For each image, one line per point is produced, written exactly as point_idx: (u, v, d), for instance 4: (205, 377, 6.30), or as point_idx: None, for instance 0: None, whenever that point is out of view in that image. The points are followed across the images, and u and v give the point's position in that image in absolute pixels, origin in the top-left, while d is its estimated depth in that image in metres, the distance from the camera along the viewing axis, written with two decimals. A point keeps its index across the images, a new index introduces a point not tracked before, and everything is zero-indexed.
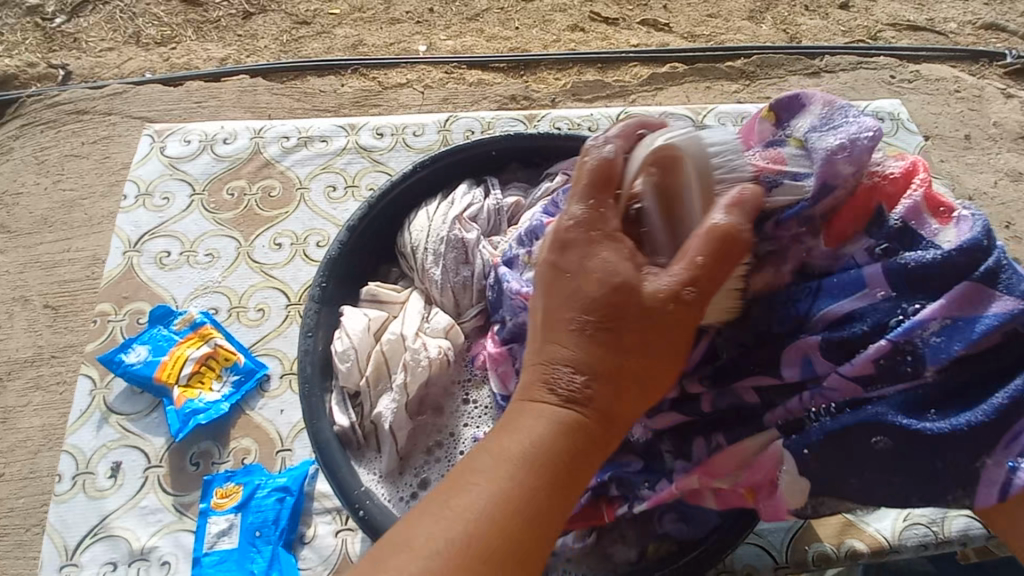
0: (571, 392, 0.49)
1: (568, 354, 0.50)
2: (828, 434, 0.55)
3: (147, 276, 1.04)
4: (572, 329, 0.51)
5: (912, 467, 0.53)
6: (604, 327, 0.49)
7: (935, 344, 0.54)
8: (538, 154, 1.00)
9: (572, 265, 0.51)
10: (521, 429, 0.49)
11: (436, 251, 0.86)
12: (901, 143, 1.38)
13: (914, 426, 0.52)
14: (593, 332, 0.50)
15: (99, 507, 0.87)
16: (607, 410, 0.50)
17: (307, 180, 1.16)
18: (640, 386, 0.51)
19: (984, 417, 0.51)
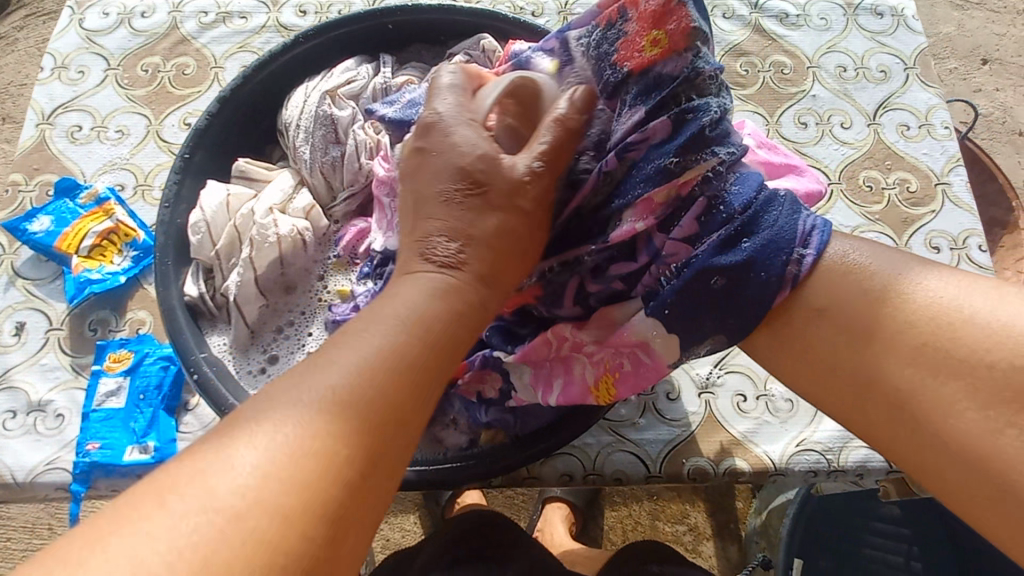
0: (447, 255, 0.53)
1: (439, 224, 0.55)
2: (677, 293, 0.53)
3: (57, 149, 1.05)
4: (441, 203, 0.55)
5: (738, 309, 0.52)
6: (476, 195, 0.55)
7: (735, 191, 0.53)
8: (439, 30, 0.92)
9: (435, 146, 0.58)
10: (399, 296, 0.52)
11: (307, 128, 0.82)
12: (897, 44, 1.20)
13: (730, 263, 0.51)
14: (464, 201, 0.55)
15: (3, 361, 0.92)
16: (484, 273, 0.54)
17: (222, 59, 1.12)
18: (520, 243, 0.56)
19: (752, 255, 0.51)
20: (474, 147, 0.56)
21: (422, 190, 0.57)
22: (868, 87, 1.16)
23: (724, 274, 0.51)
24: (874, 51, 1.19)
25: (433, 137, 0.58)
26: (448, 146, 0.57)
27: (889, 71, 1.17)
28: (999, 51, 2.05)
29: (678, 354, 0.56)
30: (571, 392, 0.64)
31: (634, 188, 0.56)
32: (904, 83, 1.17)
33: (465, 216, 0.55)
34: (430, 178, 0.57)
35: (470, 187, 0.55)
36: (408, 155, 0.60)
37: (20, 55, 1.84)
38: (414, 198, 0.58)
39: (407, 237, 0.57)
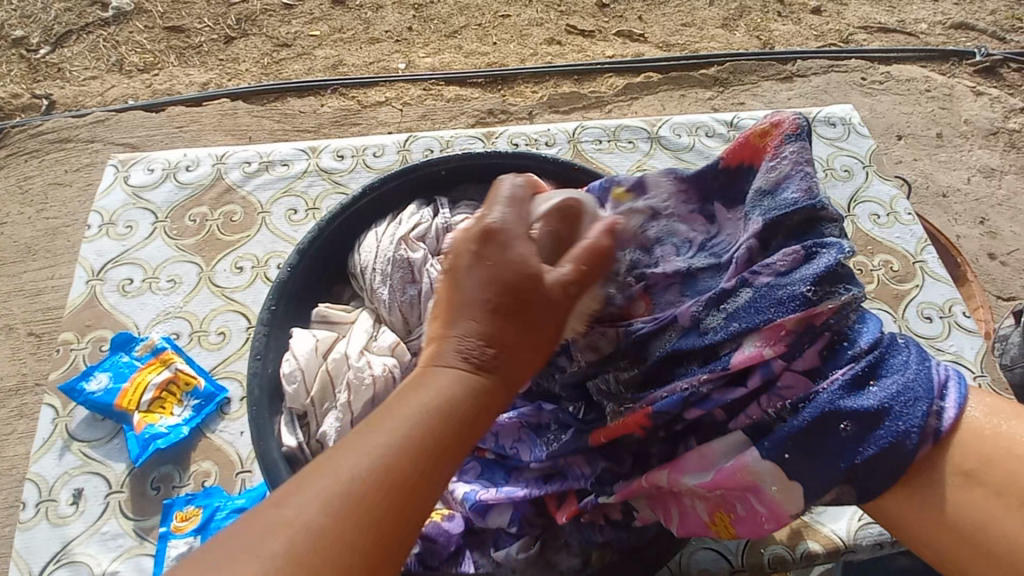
0: (478, 363, 0.53)
1: (473, 329, 0.54)
2: (795, 433, 0.58)
3: (110, 303, 1.07)
4: (478, 305, 0.54)
5: (871, 457, 0.55)
6: (508, 304, 0.54)
7: (859, 330, 0.61)
8: (487, 172, 1.03)
9: (501, 251, 0.57)
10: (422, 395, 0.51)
11: (384, 271, 0.89)
12: (852, 146, 1.41)
13: (863, 404, 0.56)
14: (498, 307, 0.54)
15: (62, 534, 0.88)
16: (506, 383, 0.54)
17: (268, 204, 1.20)
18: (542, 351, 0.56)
19: (885, 399, 0.56)
20: (525, 265, 0.56)
21: (459, 292, 0.56)
22: (837, 184, 1.35)
23: (853, 420, 0.56)
24: (835, 154, 1.40)
25: (490, 245, 0.57)
26: (505, 257, 0.56)
27: (851, 170, 1.38)
28: (910, 126, 2.39)
29: (796, 500, 0.59)
30: (687, 524, 0.68)
31: (760, 314, 0.62)
32: (866, 178, 1.37)
33: (501, 322, 0.54)
34: (477, 279, 0.55)
35: (511, 299, 0.54)
36: (462, 252, 0.57)
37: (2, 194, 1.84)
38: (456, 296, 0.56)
39: (439, 329, 0.55)
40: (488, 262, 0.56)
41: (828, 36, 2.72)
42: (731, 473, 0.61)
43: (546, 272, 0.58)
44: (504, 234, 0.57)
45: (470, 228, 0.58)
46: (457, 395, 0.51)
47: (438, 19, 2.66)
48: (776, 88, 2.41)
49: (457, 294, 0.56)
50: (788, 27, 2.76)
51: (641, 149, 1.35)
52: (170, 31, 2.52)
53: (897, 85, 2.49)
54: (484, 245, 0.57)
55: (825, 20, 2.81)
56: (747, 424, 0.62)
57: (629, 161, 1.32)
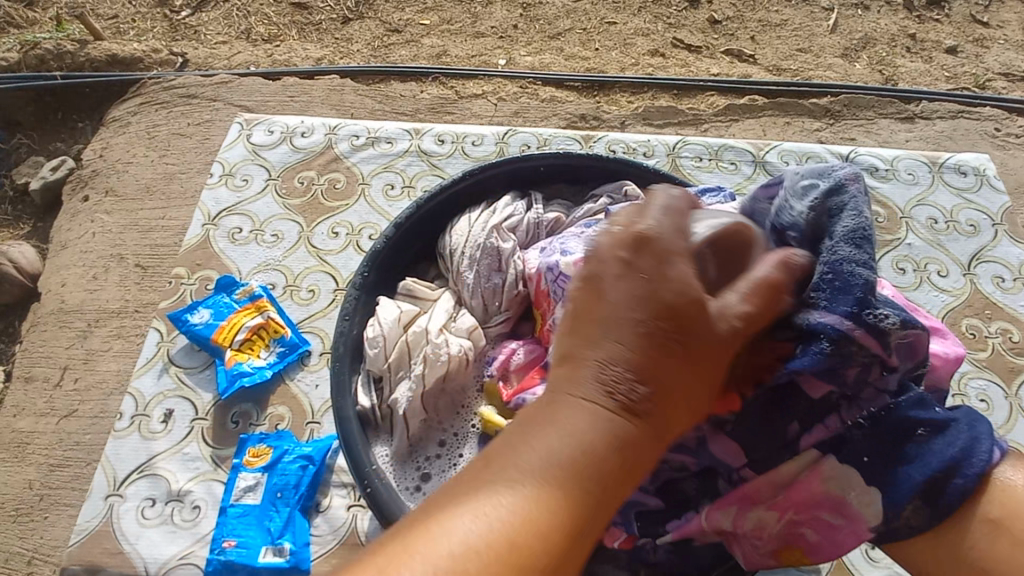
0: (627, 399, 0.48)
1: (612, 355, 0.50)
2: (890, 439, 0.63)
3: (219, 247, 1.17)
4: (605, 330, 0.51)
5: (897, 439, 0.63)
6: (670, 331, 0.50)
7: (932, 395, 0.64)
8: (584, 174, 1.03)
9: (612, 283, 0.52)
10: (548, 437, 0.47)
11: (472, 256, 0.91)
12: (982, 201, 1.29)
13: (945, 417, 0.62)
14: (651, 331, 0.50)
15: (149, 447, 0.97)
16: (655, 426, 0.50)
17: (369, 176, 1.26)
18: (689, 402, 0.52)
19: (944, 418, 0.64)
20: (687, 289, 0.51)
21: (605, 307, 0.52)
22: (960, 239, 1.24)
23: (929, 426, 0.62)
24: (961, 206, 1.28)
25: (643, 256, 0.52)
26: (665, 277, 0.51)
27: (978, 226, 1.26)
28: None
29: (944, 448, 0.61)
30: (746, 524, 0.68)
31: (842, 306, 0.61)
32: (993, 237, 1.25)
33: (647, 353, 0.50)
34: (628, 298, 0.51)
35: (667, 324, 0.50)
36: (610, 262, 0.53)
37: (133, 137, 2.04)
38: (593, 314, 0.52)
39: (579, 349, 0.51)
40: (642, 279, 0.51)
41: (960, 79, 2.51)
42: (805, 476, 0.65)
43: (711, 302, 0.53)
44: (661, 247, 0.52)
45: (620, 234, 0.54)
46: (596, 432, 0.47)
47: (545, 20, 2.69)
48: (892, 127, 2.22)
49: (603, 311, 0.51)
50: (915, 65, 2.57)
51: (743, 172, 1.30)
52: (295, 7, 2.71)
53: None
54: (636, 254, 0.52)
55: (960, 62, 2.59)
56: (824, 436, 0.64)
57: (728, 183, 1.28)
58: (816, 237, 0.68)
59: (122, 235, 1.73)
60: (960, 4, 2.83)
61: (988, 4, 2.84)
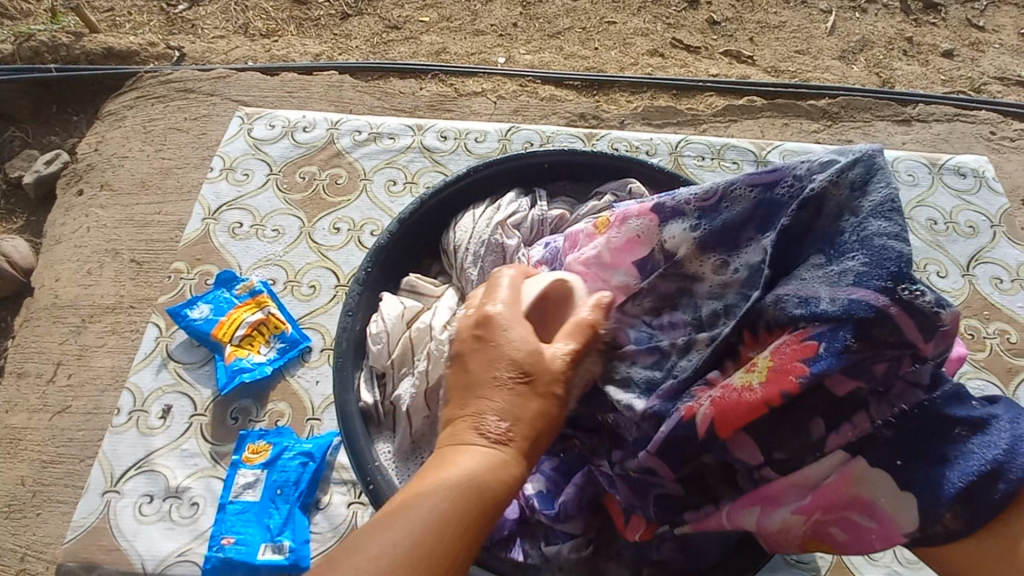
0: (499, 439, 0.58)
1: (492, 404, 0.59)
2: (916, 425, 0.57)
3: (219, 242, 1.16)
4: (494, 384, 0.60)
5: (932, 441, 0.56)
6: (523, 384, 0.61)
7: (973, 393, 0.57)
8: (588, 171, 1.03)
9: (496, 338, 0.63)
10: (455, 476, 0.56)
11: (476, 252, 0.90)
12: (981, 202, 1.30)
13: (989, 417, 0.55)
14: (514, 386, 0.60)
15: (147, 443, 0.96)
16: (527, 458, 0.59)
17: (371, 172, 1.25)
18: (545, 441, 0.62)
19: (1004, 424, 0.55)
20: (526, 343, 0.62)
21: (469, 374, 0.62)
22: (960, 240, 1.25)
23: (968, 426, 0.55)
24: (961, 208, 1.29)
25: (489, 328, 0.63)
26: (505, 338, 0.62)
27: (977, 227, 1.26)
28: None
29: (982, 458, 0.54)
30: (768, 525, 0.62)
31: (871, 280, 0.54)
32: (992, 239, 1.25)
33: (517, 400, 0.60)
34: (486, 361, 0.62)
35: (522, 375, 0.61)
36: (466, 339, 0.64)
37: (129, 131, 2.02)
38: (467, 375, 0.62)
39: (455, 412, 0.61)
40: (490, 346, 0.62)
41: (957, 82, 2.53)
42: (832, 480, 0.58)
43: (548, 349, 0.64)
44: (501, 319, 0.64)
45: (470, 316, 0.66)
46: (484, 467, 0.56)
47: (544, 19, 2.68)
48: (890, 130, 2.24)
49: (468, 376, 0.62)
50: (912, 68, 2.58)
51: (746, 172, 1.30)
52: (294, 2, 2.69)
53: None
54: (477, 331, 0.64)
55: (956, 65, 2.61)
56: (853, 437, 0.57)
57: None
58: (835, 213, 0.60)
59: (117, 229, 1.71)
60: (956, 8, 2.85)
61: (983, 9, 2.86)
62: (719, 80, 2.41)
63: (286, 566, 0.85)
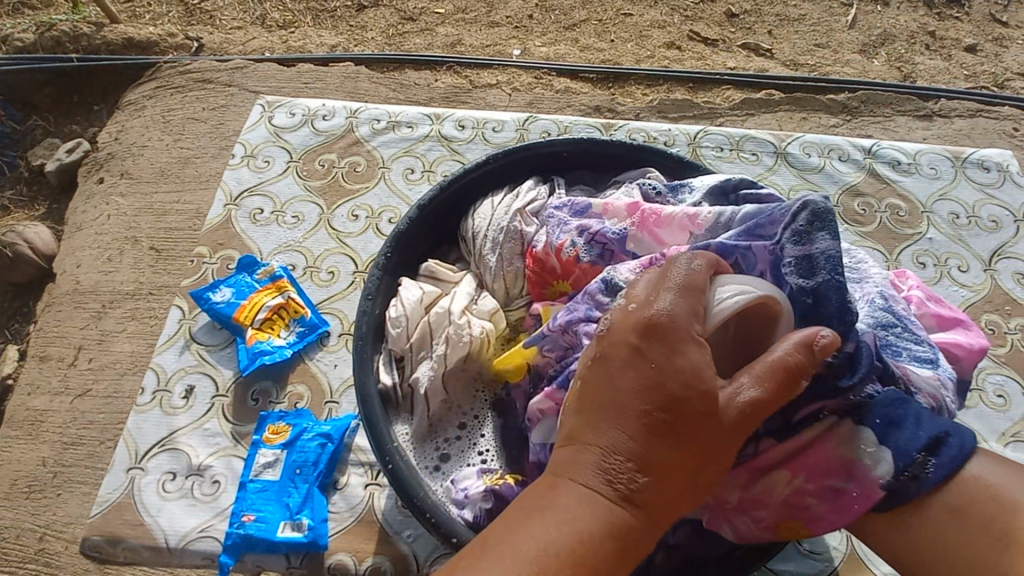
0: (627, 488, 0.52)
1: (612, 441, 0.54)
2: None
3: (241, 227, 1.17)
4: (637, 419, 0.54)
5: None
6: (666, 417, 0.53)
7: None
8: (608, 160, 1.03)
9: (675, 357, 0.55)
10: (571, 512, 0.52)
11: (495, 239, 0.91)
12: (1005, 197, 1.28)
13: None
14: (649, 420, 0.54)
15: (171, 422, 0.98)
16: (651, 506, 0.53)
17: (390, 160, 1.26)
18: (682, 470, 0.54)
19: None
20: (698, 378, 0.54)
21: (618, 398, 0.55)
22: (981, 234, 1.23)
23: None
24: (983, 201, 1.27)
25: (654, 344, 0.56)
26: (674, 365, 0.55)
27: (1000, 222, 1.25)
28: None
29: None
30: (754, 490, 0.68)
31: None
32: (1015, 234, 1.23)
33: (645, 438, 0.53)
34: (633, 391, 0.55)
35: (667, 408, 0.53)
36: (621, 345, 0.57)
37: (150, 120, 2.05)
38: (611, 402, 0.56)
39: (581, 436, 0.56)
40: (652, 369, 0.55)
41: (979, 78, 2.48)
42: (821, 442, 0.66)
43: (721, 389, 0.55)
44: (674, 332, 0.56)
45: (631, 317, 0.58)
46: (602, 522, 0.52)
47: (560, 11, 2.67)
48: (910, 125, 2.20)
49: (615, 400, 0.55)
50: (935, 62, 2.54)
51: (765, 163, 1.29)
52: None
53: None
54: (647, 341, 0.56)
55: (980, 60, 2.56)
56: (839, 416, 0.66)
57: (749, 173, 1.27)
58: None
59: (138, 216, 1.74)
60: (980, 2, 2.80)
61: (1007, 4, 2.80)
62: (735, 73, 2.38)
63: (305, 543, 0.87)
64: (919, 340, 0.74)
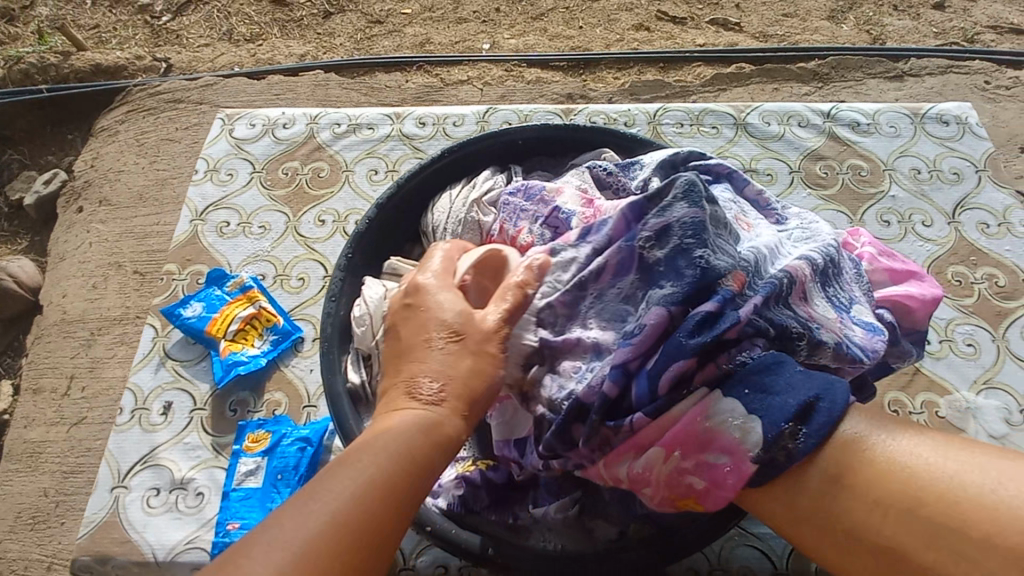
0: (429, 396, 0.60)
1: (426, 369, 0.62)
2: None
3: (208, 242, 1.18)
4: (431, 347, 0.63)
5: None
6: (455, 342, 0.64)
7: None
8: (563, 143, 1.03)
9: (424, 305, 0.68)
10: (389, 433, 0.58)
11: (454, 231, 0.91)
12: (965, 148, 1.29)
13: None
14: (445, 347, 0.63)
15: (151, 439, 0.99)
16: (455, 412, 0.61)
17: (352, 163, 1.27)
18: (487, 392, 0.64)
19: None
20: (457, 309, 0.66)
21: (402, 342, 0.65)
22: (944, 188, 1.24)
23: None
24: (945, 155, 1.28)
25: (419, 296, 0.68)
26: (433, 305, 0.67)
27: (962, 173, 1.26)
28: None
29: None
30: (631, 466, 0.64)
31: None
32: (977, 184, 1.24)
33: (450, 363, 0.62)
34: (417, 329, 0.66)
35: (448, 335, 0.63)
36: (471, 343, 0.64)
37: (122, 145, 2.05)
38: (394, 350, 0.66)
39: (391, 379, 0.63)
40: (420, 312, 0.67)
41: (949, 34, 2.49)
42: (688, 414, 0.60)
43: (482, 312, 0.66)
44: (426, 289, 0.69)
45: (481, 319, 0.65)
46: (414, 427, 0.58)
47: (527, 1, 2.67)
48: (882, 87, 2.20)
49: (402, 343, 0.65)
50: (904, 23, 2.54)
51: (725, 135, 1.30)
52: (275, 5, 2.69)
53: None
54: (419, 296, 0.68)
55: (948, 16, 2.57)
56: (713, 375, 0.61)
57: (710, 146, 1.28)
58: None
59: (116, 241, 1.75)
60: None
61: None
62: (705, 49, 2.38)
63: None
64: (842, 289, 0.73)
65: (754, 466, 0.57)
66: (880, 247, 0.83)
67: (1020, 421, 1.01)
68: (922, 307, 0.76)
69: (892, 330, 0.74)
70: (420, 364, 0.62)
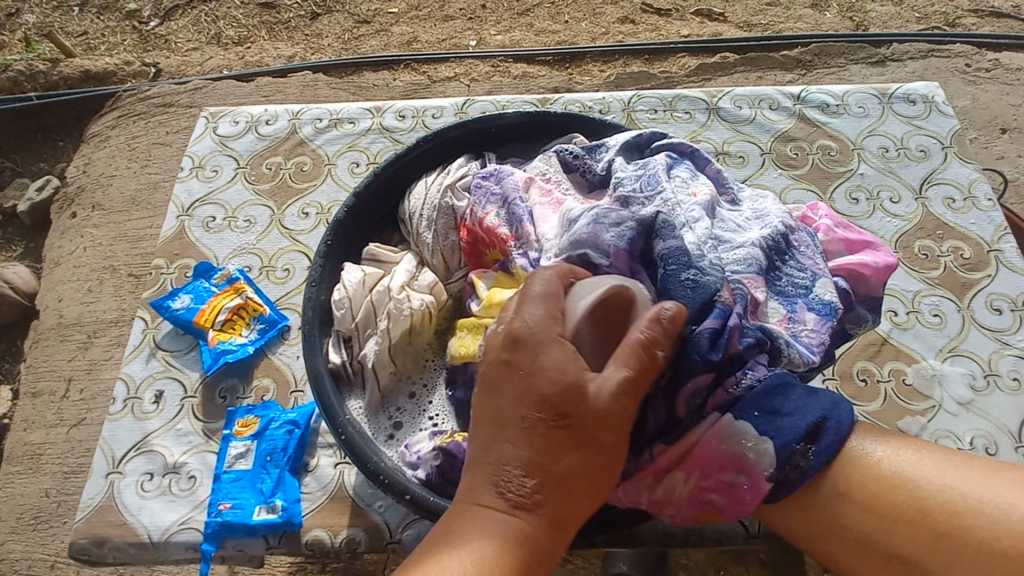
0: (520, 495, 0.57)
1: (514, 458, 0.58)
2: None
3: (195, 236, 1.21)
4: (520, 429, 0.58)
5: None
6: (557, 427, 0.58)
7: None
8: (534, 130, 1.07)
9: (525, 364, 0.60)
10: (466, 540, 0.57)
11: (430, 216, 0.95)
12: (932, 126, 1.32)
13: None
14: (546, 431, 0.58)
15: (144, 426, 1.02)
16: (549, 505, 0.58)
17: (335, 157, 1.30)
18: (592, 480, 0.60)
19: None
20: (562, 374, 0.58)
21: (499, 412, 0.60)
22: (911, 164, 1.27)
23: None
24: (912, 133, 1.31)
25: (519, 353, 0.60)
26: (536, 367, 0.59)
27: (928, 150, 1.29)
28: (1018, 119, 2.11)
29: None
30: (658, 491, 0.71)
31: None
32: (944, 160, 1.28)
33: (539, 447, 0.58)
34: (514, 396, 0.59)
35: (551, 418, 0.58)
36: (495, 363, 0.62)
37: (113, 149, 2.07)
38: (493, 413, 0.60)
39: (479, 457, 0.60)
40: (520, 376, 0.59)
41: (931, 19, 2.52)
42: (705, 436, 0.68)
43: (591, 382, 0.60)
44: (534, 342, 0.60)
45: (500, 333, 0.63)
46: (500, 533, 0.57)
47: None
48: (864, 72, 2.23)
49: (496, 414, 0.60)
50: (886, 9, 2.57)
51: (698, 120, 1.33)
52: (263, 8, 2.72)
53: (1006, 74, 2.23)
54: (513, 353, 0.61)
55: (930, 1, 2.60)
56: (721, 400, 0.70)
57: (683, 131, 1.31)
58: None
59: (111, 244, 1.78)
60: None
61: None
62: (689, 40, 2.41)
63: (280, 523, 0.91)
64: (802, 268, 0.78)
65: (769, 483, 0.66)
66: (839, 219, 0.86)
67: (984, 385, 1.04)
68: (877, 276, 0.80)
69: (846, 297, 0.78)
70: (512, 451, 0.58)
